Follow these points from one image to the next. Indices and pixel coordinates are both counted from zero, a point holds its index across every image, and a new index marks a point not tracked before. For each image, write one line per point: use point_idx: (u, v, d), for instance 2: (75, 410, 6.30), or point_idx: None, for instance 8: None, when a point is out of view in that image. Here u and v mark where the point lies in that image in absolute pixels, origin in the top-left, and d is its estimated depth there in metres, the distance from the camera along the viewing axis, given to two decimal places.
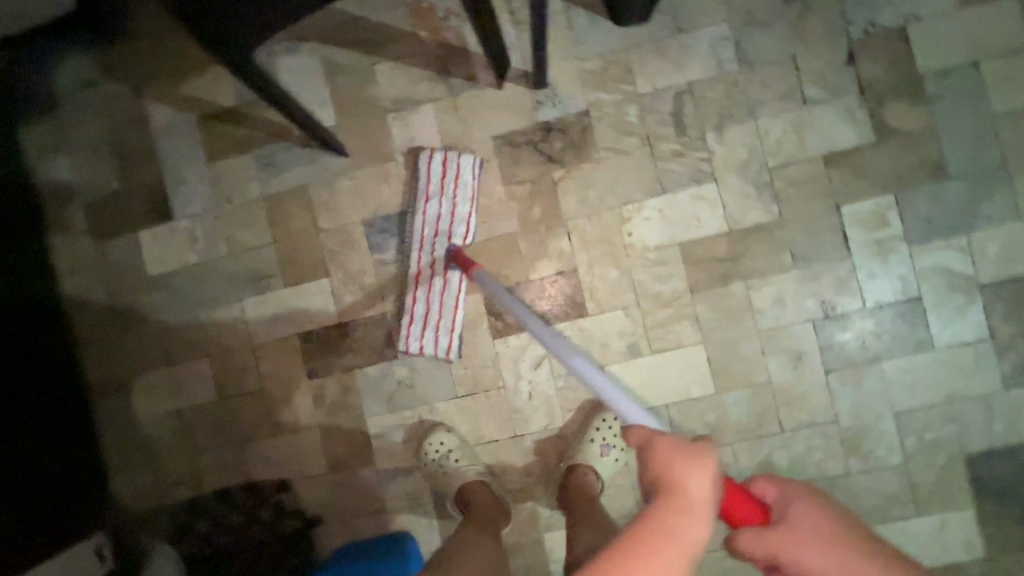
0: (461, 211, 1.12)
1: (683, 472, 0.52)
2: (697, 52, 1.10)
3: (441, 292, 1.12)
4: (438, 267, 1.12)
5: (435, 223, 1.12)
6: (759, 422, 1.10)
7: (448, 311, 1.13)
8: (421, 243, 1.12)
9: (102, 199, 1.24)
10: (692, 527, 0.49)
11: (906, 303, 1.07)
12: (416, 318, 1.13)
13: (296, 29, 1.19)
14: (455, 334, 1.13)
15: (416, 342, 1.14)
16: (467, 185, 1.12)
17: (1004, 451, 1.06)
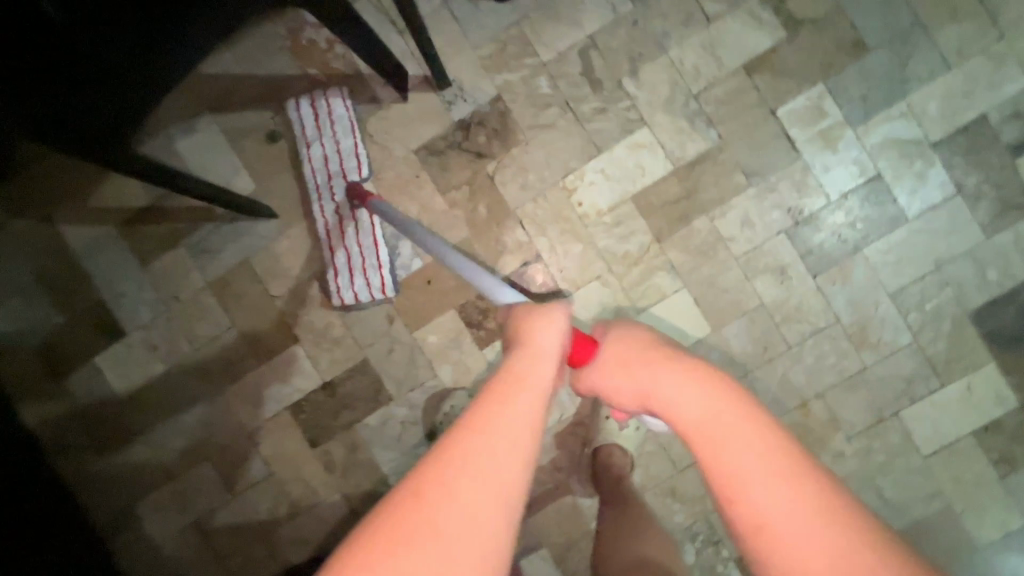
0: (344, 145, 1.09)
1: (535, 327, 0.55)
2: (588, 3, 1.07)
3: (356, 234, 1.09)
4: (344, 209, 1.09)
5: (326, 168, 1.10)
6: (765, 346, 1.08)
7: (370, 249, 1.09)
8: (318, 191, 1.10)
9: (47, 339, 1.17)
10: (545, 367, 0.48)
11: (868, 184, 1.05)
12: (341, 269, 1.10)
13: (183, 106, 1.13)
14: (385, 268, 1.10)
15: (349, 291, 1.10)
16: (342, 117, 1.09)
17: (1005, 297, 1.05)
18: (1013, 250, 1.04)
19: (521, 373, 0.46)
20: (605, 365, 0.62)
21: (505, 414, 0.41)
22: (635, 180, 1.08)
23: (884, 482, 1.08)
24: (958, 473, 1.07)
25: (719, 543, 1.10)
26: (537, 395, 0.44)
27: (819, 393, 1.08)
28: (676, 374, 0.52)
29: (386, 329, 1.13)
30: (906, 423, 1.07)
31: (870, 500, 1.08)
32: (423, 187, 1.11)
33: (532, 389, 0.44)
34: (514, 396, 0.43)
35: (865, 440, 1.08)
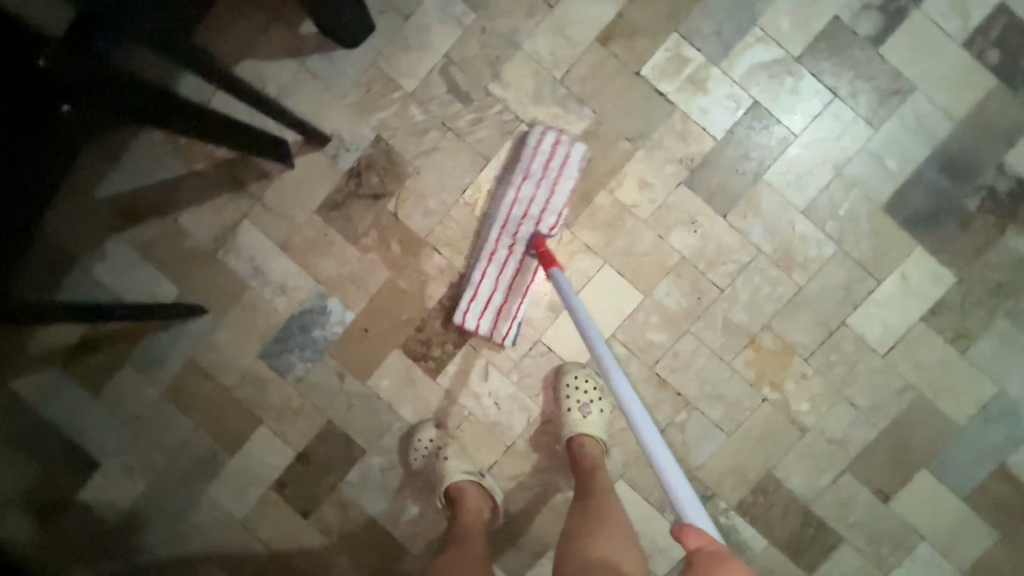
0: (556, 205, 1.04)
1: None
2: (433, 24, 1.09)
3: (513, 277, 1.07)
4: (518, 250, 1.06)
5: (526, 207, 1.05)
6: (699, 296, 1.09)
7: (516, 296, 1.07)
8: (506, 222, 1.05)
9: (27, 494, 1.18)
10: None
11: (748, 114, 1.07)
12: (480, 296, 1.08)
13: (88, 233, 1.15)
14: (518, 322, 1.08)
15: (474, 319, 1.08)
16: (570, 177, 1.05)
17: (911, 181, 1.06)
18: (903, 135, 1.05)
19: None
20: None
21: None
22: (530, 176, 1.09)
23: (852, 392, 1.09)
24: (918, 362, 1.08)
25: (715, 496, 1.11)
26: None
27: (765, 325, 1.09)
28: None
29: (340, 387, 1.15)
30: (856, 328, 1.08)
31: (845, 412, 1.09)
32: (333, 243, 1.13)
33: None
34: None
35: (822, 356, 1.09)
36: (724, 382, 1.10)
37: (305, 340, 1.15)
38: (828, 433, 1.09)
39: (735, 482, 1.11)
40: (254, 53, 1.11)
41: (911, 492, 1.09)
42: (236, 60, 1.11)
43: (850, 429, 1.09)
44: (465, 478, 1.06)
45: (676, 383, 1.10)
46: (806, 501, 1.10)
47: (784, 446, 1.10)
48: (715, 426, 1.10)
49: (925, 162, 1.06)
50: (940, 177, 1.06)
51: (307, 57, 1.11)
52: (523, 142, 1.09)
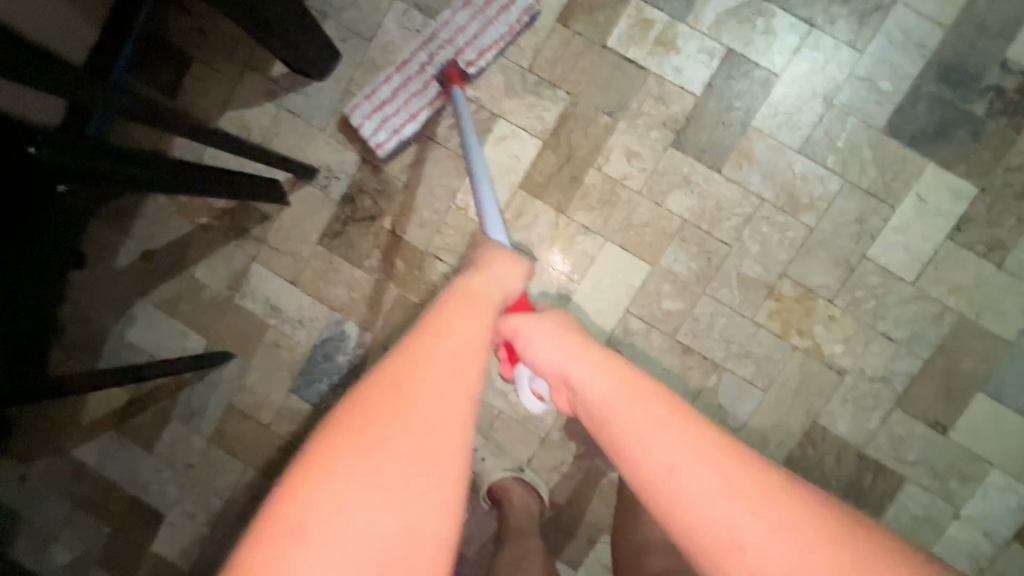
0: (483, 46, 1.04)
1: (495, 260, 0.58)
2: (397, 41, 1.11)
3: (412, 90, 1.06)
4: (429, 71, 1.05)
5: (453, 34, 1.04)
6: (708, 256, 1.06)
7: (407, 109, 1.06)
8: (429, 39, 1.05)
9: (104, 555, 1.25)
10: (493, 286, 0.52)
11: (725, 64, 1.04)
12: (374, 95, 1.06)
13: (116, 302, 1.21)
14: (400, 138, 1.08)
15: (360, 120, 1.07)
16: (506, 24, 1.04)
17: (909, 98, 1.01)
18: (891, 52, 1.01)
19: (474, 293, 0.49)
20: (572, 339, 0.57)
21: (455, 343, 0.44)
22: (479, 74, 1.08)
23: (887, 326, 1.04)
24: (952, 284, 1.02)
25: (761, 455, 1.08)
26: (487, 314, 0.48)
27: (782, 273, 1.05)
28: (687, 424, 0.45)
29: None
30: (879, 260, 1.03)
31: (882, 348, 1.05)
32: (340, 269, 1.16)
33: (484, 308, 0.48)
34: (466, 308, 0.47)
35: (848, 294, 1.05)
36: (749, 339, 1.07)
37: (331, 368, 1.18)
38: (869, 372, 1.05)
39: (780, 438, 1.08)
40: (236, 104, 1.16)
41: (969, 420, 1.04)
42: (217, 112, 1.16)
43: (891, 365, 1.05)
44: (506, 475, 1.09)
45: (700, 348, 1.08)
46: (859, 446, 1.06)
47: (824, 393, 1.06)
48: (749, 385, 1.07)
49: (920, 75, 1.01)
50: (940, 87, 1.00)
51: (284, 97, 1.15)
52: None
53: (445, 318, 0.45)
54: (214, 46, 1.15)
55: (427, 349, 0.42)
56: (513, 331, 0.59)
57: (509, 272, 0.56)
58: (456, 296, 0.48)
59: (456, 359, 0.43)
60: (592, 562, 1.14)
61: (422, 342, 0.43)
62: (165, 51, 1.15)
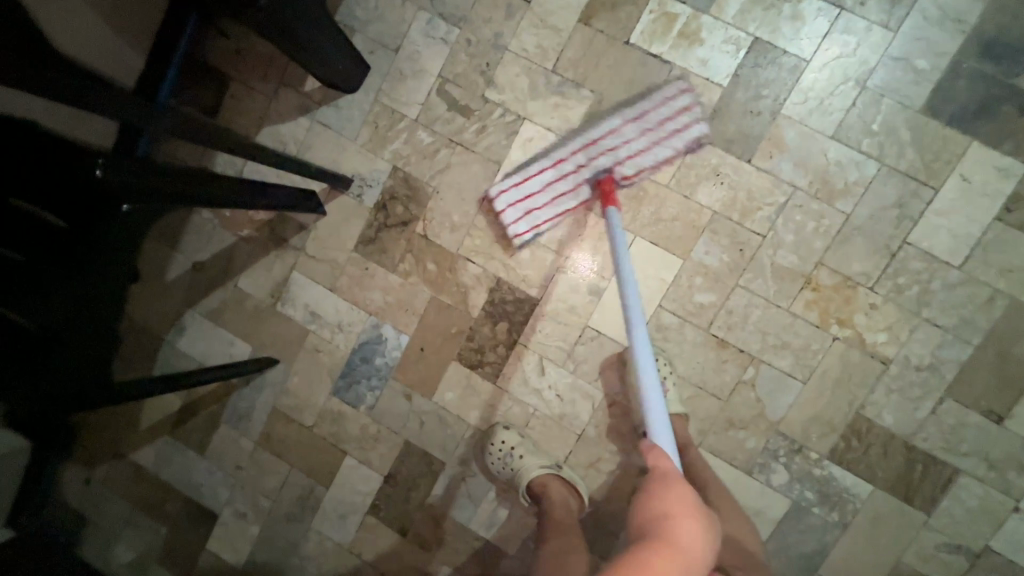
0: (644, 162, 1.01)
1: (682, 527, 0.70)
2: (422, 51, 1.14)
3: (562, 191, 1.05)
4: (583, 174, 1.03)
5: (615, 145, 1.01)
6: (741, 248, 1.05)
7: (552, 206, 1.06)
8: (589, 143, 1.02)
9: (163, 552, 1.32)
10: (675, 568, 0.66)
11: (751, 53, 1.03)
12: (523, 185, 1.06)
13: (168, 313, 1.28)
14: (538, 231, 1.09)
15: (504, 207, 1.07)
16: (671, 148, 1.01)
17: (949, 75, 0.98)
18: (927, 29, 0.98)
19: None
20: None
21: None
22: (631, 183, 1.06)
23: (933, 312, 1.01)
24: (1002, 267, 0.98)
25: (803, 448, 1.06)
26: None
27: (818, 262, 1.03)
28: None
29: (409, 407, 1.21)
30: (922, 245, 1.00)
31: (929, 336, 1.01)
32: (375, 275, 1.20)
33: None
34: None
35: (890, 281, 1.02)
36: (786, 330, 1.05)
37: (370, 370, 1.22)
38: (915, 361, 1.02)
39: (822, 431, 1.05)
40: (272, 120, 1.21)
41: None
42: (256, 130, 1.21)
43: (939, 353, 1.01)
44: (543, 471, 1.08)
45: (736, 341, 1.07)
46: (906, 437, 1.03)
47: (867, 383, 1.03)
48: (788, 377, 1.06)
49: (959, 52, 0.97)
50: (981, 63, 0.97)
51: (318, 111, 1.19)
52: (650, 92, 1.05)
53: None
54: (248, 65, 1.21)
55: None
56: None
57: (692, 548, 0.69)
58: (645, 569, 0.66)
59: None
60: None
61: None
62: (205, 73, 1.21)
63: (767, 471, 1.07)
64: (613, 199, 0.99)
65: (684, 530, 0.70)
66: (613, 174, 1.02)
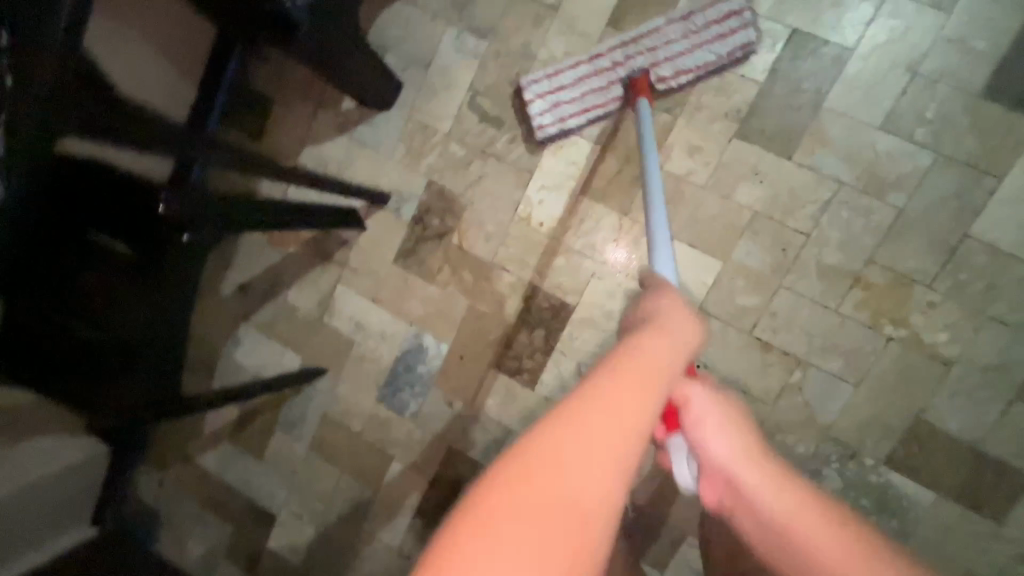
0: (682, 66, 0.99)
1: (670, 319, 0.49)
2: (452, 66, 1.16)
3: (592, 85, 1.03)
4: (618, 69, 1.01)
5: (656, 44, 0.99)
6: (783, 248, 1.02)
7: (580, 99, 1.04)
8: (629, 41, 1.00)
9: (229, 549, 1.41)
10: (659, 353, 0.44)
11: (790, 46, 0.99)
12: (555, 77, 1.04)
13: (225, 327, 1.37)
14: (563, 126, 1.06)
15: (532, 97, 1.06)
16: (713, 54, 0.98)
17: (1012, 54, 0.91)
18: (986, 7, 0.91)
19: (644, 373, 0.41)
20: (736, 423, 0.56)
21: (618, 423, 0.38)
22: (670, 90, 1.03)
23: (1000, 309, 0.94)
24: None
25: (858, 453, 1.02)
26: (648, 399, 0.40)
27: (868, 260, 0.99)
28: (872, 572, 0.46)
29: (451, 413, 1.24)
30: (986, 237, 0.94)
31: (995, 334, 0.95)
32: (414, 285, 1.24)
33: (648, 392, 0.40)
34: (628, 382, 0.40)
35: (950, 277, 0.96)
36: (835, 331, 1.01)
37: (412, 378, 1.26)
38: (981, 362, 0.96)
39: (878, 436, 1.01)
40: (312, 140, 1.26)
41: None
42: (298, 150, 1.27)
43: (1008, 353, 0.95)
44: None
45: (781, 343, 1.03)
46: (972, 442, 0.97)
47: (927, 386, 0.98)
48: (838, 380, 1.02)
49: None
50: None
51: (354, 129, 1.24)
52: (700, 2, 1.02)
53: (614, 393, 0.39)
54: (288, 89, 1.26)
55: (585, 420, 0.38)
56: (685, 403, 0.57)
57: (684, 335, 0.47)
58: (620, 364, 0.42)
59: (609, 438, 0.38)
60: (679, 564, 1.13)
61: (585, 412, 0.38)
62: (247, 99, 1.27)
63: (819, 477, 1.04)
64: (644, 92, 0.97)
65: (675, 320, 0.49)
66: (649, 74, 1.00)
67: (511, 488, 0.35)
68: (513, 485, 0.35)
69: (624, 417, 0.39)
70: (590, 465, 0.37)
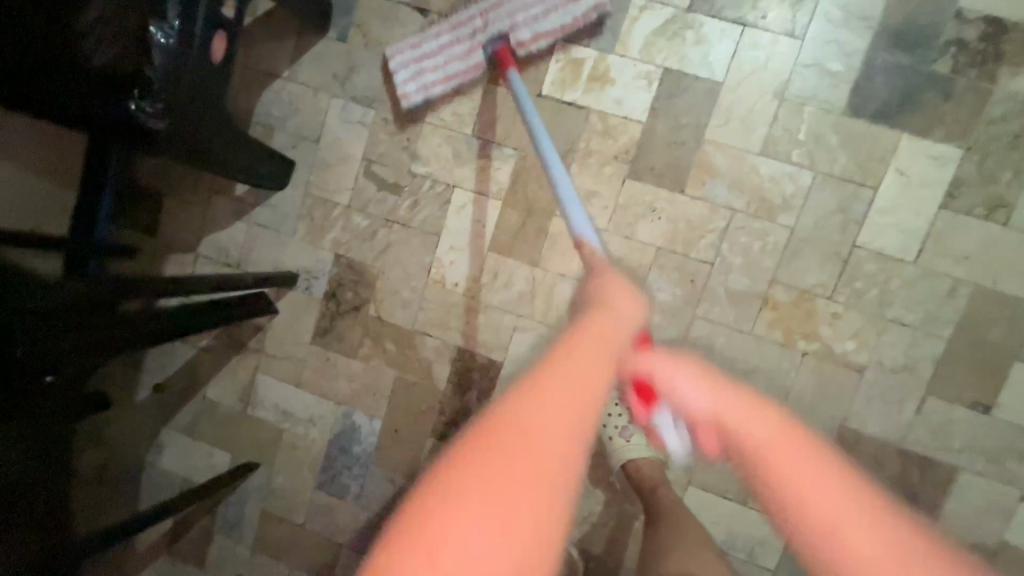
0: (541, 30, 1.00)
1: (611, 292, 0.50)
2: (343, 137, 1.14)
3: (455, 54, 1.03)
4: (480, 37, 1.01)
5: (514, 11, 0.99)
6: (691, 279, 1.03)
7: (444, 68, 1.04)
8: (488, 8, 1.00)
9: None
10: (607, 319, 0.46)
11: (663, 85, 1.01)
12: (419, 45, 1.04)
13: (145, 433, 1.28)
14: (429, 95, 1.06)
15: (397, 66, 1.05)
16: (569, 17, 0.99)
17: (866, 71, 0.96)
18: (834, 31, 0.96)
19: (587, 340, 0.42)
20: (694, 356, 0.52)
21: (566, 407, 0.37)
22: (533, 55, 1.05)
23: (897, 312, 0.98)
24: (959, 255, 0.95)
25: None
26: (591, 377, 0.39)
27: (771, 280, 1.01)
28: (872, 519, 0.40)
29: (395, 489, 1.19)
30: (873, 246, 0.97)
31: (898, 336, 0.98)
32: (337, 363, 1.19)
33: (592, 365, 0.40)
34: (573, 363, 0.40)
35: (848, 287, 0.99)
36: (754, 354, 1.02)
37: (349, 460, 1.20)
38: (890, 364, 0.99)
39: None
40: (209, 229, 1.21)
41: (1012, 393, 0.96)
42: (198, 240, 1.22)
43: (913, 352, 0.98)
44: None
45: None
46: (896, 442, 1.00)
47: (845, 395, 1.00)
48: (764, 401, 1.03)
49: (870, 47, 0.95)
50: (895, 54, 0.95)
51: (252, 214, 1.19)
52: None
53: (555, 380, 0.38)
54: (179, 179, 1.21)
55: (529, 410, 0.37)
56: (652, 344, 0.54)
57: (629, 305, 0.48)
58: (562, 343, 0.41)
59: (560, 428, 0.37)
60: None
61: (537, 395, 0.37)
62: (137, 194, 1.21)
63: None
64: (507, 59, 0.97)
65: (601, 290, 0.51)
66: (510, 40, 1.00)
67: (451, 496, 0.34)
68: (492, 437, 0.36)
69: (567, 401, 0.38)
70: (565, 424, 0.37)
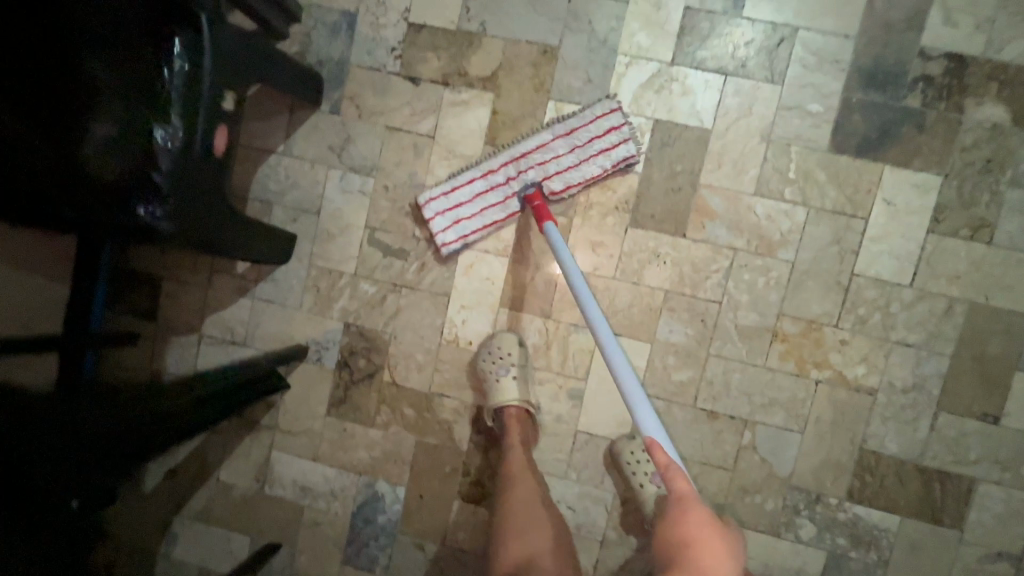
0: (572, 178, 1.03)
1: (710, 548, 0.73)
2: (344, 208, 1.14)
3: (491, 203, 1.05)
4: (514, 186, 1.03)
5: (547, 160, 1.02)
6: (701, 319, 1.05)
7: (480, 215, 1.05)
8: (520, 158, 1.02)
9: None
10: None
11: (655, 136, 1.05)
12: (453, 194, 1.05)
13: (158, 524, 1.23)
14: (465, 242, 1.07)
15: (433, 216, 1.06)
16: (599, 165, 1.02)
17: (844, 110, 1.01)
18: (810, 75, 1.01)
19: None
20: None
21: None
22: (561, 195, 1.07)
23: (901, 334, 1.02)
24: (950, 275, 1.00)
25: (821, 496, 1.05)
26: None
27: (778, 314, 1.04)
28: None
29: (425, 556, 1.17)
30: (870, 273, 1.02)
31: (904, 357, 1.02)
32: (355, 433, 1.17)
33: None
34: None
35: (852, 314, 1.02)
36: (769, 386, 1.05)
37: (375, 530, 1.17)
38: (900, 384, 1.02)
39: (834, 475, 1.04)
40: (212, 308, 1.19)
41: (1017, 403, 1.00)
42: (200, 321, 1.19)
43: (920, 371, 1.02)
44: None
45: (725, 409, 1.06)
46: (914, 460, 1.03)
47: (861, 418, 1.03)
48: (784, 431, 1.05)
49: (845, 88, 1.01)
50: (868, 93, 1.01)
51: (256, 289, 1.18)
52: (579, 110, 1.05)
53: None
54: (176, 260, 1.19)
55: None
56: None
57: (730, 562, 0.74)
58: None
59: None
60: None
61: None
62: (133, 280, 1.19)
63: (794, 528, 1.05)
64: (544, 211, 0.99)
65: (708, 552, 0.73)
66: (542, 188, 1.03)
67: None
68: None
69: None
70: None
